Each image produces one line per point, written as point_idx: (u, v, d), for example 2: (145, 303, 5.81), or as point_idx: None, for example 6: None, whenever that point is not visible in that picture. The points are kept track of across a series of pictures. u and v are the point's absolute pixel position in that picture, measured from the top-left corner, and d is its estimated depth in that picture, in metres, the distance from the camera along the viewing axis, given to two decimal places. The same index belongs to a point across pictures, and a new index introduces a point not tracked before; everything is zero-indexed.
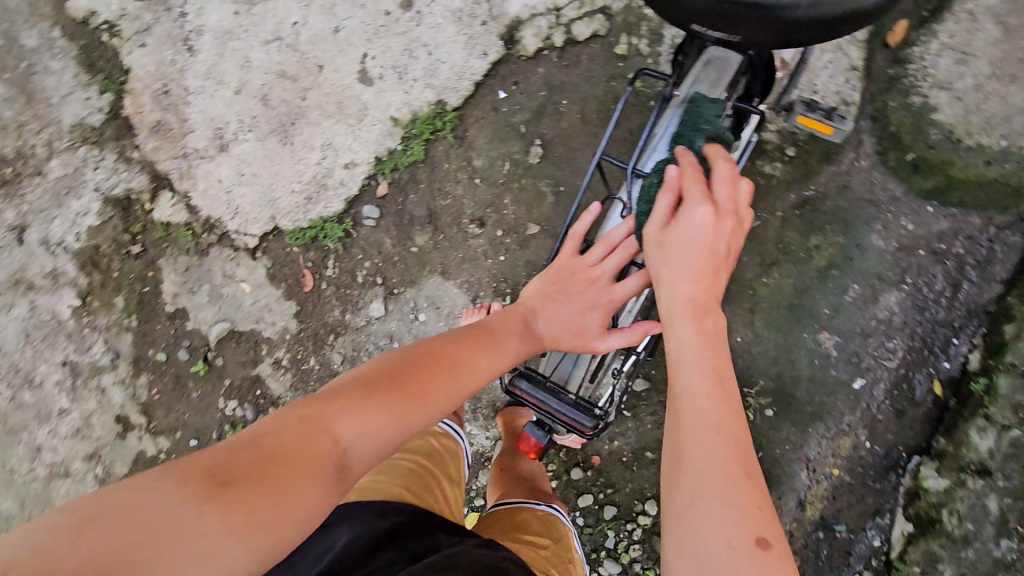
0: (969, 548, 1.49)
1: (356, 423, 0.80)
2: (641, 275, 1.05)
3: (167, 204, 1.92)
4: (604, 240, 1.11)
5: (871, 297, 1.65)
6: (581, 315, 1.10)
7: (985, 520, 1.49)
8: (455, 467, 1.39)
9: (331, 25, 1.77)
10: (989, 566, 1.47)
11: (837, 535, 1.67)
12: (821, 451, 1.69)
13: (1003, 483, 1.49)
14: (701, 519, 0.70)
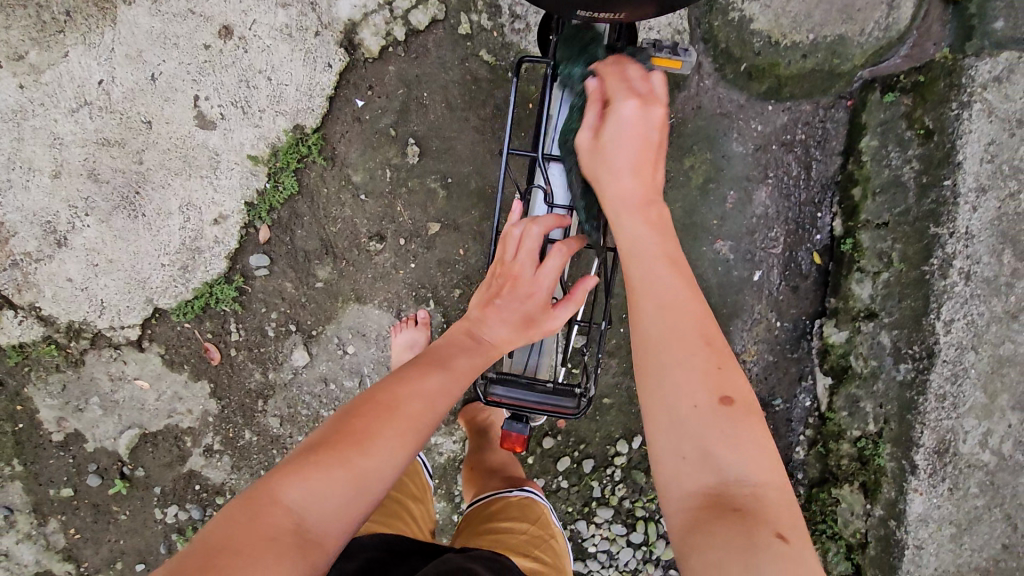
0: (879, 381, 1.74)
1: (323, 475, 0.74)
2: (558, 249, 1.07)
3: (10, 325, 1.64)
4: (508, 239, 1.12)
5: (747, 198, 1.84)
6: (522, 306, 1.09)
7: (884, 354, 1.73)
8: (415, 484, 1.44)
9: (145, 75, 1.57)
10: (897, 390, 1.71)
11: (777, 408, 1.90)
12: (746, 343, 1.90)
13: (888, 319, 1.72)
14: (675, 382, 0.78)
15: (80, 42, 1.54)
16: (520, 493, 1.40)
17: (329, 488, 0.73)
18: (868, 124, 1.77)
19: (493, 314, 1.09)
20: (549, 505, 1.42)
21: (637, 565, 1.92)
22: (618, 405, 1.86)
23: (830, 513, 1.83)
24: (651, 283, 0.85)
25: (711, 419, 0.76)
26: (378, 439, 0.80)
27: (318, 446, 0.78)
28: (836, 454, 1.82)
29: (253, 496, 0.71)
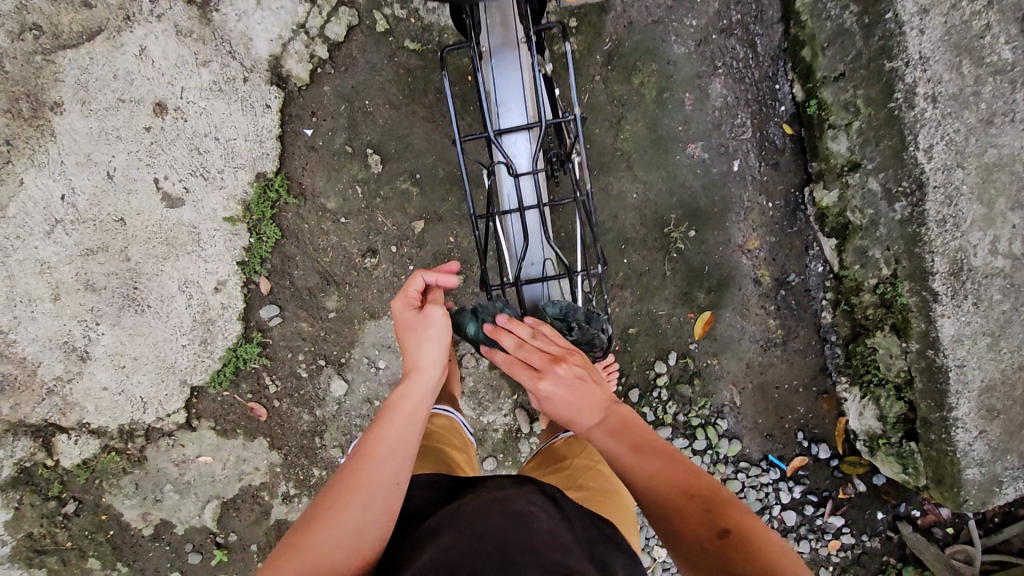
0: (880, 227, 1.77)
1: (317, 541, 0.81)
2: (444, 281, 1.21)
3: (68, 446, 1.72)
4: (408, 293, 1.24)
5: (703, 95, 1.85)
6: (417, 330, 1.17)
7: (877, 200, 1.75)
8: (456, 436, 1.44)
9: (100, 175, 1.59)
10: (898, 229, 1.74)
11: (793, 283, 2.00)
12: (746, 234, 1.96)
13: (871, 165, 1.74)
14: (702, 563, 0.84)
15: (31, 165, 1.56)
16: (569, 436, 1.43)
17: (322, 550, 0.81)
18: None
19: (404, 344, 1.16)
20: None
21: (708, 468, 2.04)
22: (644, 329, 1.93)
23: (872, 363, 1.93)
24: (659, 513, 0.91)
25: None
26: (354, 499, 0.88)
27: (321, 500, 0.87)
28: (860, 307, 1.90)
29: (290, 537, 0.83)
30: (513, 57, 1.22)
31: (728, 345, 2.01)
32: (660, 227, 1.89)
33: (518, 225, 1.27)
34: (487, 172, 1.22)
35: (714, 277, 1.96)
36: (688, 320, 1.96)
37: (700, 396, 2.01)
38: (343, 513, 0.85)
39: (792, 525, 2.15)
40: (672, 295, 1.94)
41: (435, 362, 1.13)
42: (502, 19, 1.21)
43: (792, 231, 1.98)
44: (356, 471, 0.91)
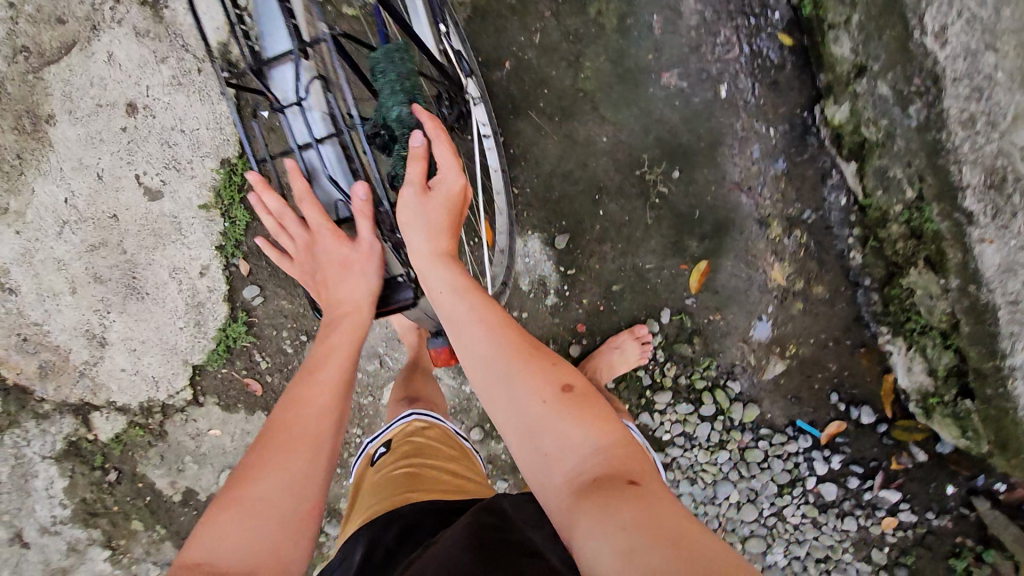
0: (897, 139, 1.45)
1: (269, 486, 0.81)
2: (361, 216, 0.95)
3: (103, 422, 1.94)
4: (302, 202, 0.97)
5: (674, 15, 1.64)
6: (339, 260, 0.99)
7: (889, 106, 1.44)
8: (449, 445, 1.35)
9: (92, 176, 1.76)
10: (917, 137, 1.41)
11: (810, 221, 1.73)
12: (743, 169, 1.71)
13: (877, 66, 1.43)
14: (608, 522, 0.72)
15: (38, 174, 1.76)
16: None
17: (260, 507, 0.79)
18: None
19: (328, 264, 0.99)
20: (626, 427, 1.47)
21: (721, 437, 1.82)
22: (629, 285, 1.77)
23: (911, 308, 1.61)
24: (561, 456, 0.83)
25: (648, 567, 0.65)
26: (299, 448, 0.85)
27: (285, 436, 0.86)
28: (889, 241, 1.58)
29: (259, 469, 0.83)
30: None
31: (734, 298, 1.77)
32: (635, 171, 1.71)
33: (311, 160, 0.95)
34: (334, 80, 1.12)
35: (709, 222, 1.74)
36: (682, 272, 1.76)
37: (704, 355, 1.80)
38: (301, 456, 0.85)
39: (833, 500, 1.85)
40: (659, 246, 1.75)
41: (366, 299, 0.99)
42: None
43: (802, 158, 1.70)
44: (306, 409, 0.88)
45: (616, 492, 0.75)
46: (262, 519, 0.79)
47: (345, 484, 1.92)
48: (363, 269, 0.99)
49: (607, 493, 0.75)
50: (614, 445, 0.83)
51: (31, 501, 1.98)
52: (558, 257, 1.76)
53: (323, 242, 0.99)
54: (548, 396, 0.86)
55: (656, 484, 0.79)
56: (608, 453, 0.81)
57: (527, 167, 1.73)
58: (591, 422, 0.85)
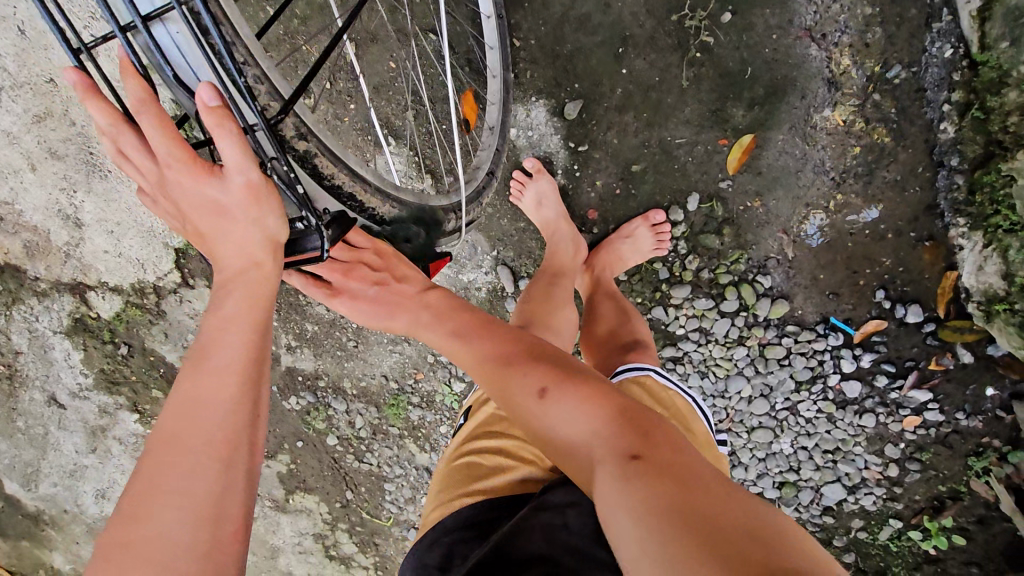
0: None
1: (163, 506, 0.62)
2: (221, 124, 0.62)
3: (101, 300, 1.91)
4: (118, 127, 0.63)
5: None
6: (205, 209, 0.68)
7: None
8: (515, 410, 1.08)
9: (14, 31, 1.48)
10: None
11: (896, 81, 1.34)
12: (819, 9, 1.32)
13: None
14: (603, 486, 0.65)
15: None
16: (617, 380, 1.10)
17: (156, 544, 0.60)
18: None
19: (191, 211, 0.68)
20: (653, 373, 1.10)
21: (741, 333, 1.65)
22: (654, 163, 1.47)
23: (1005, 201, 1.32)
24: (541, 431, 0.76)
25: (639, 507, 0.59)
26: (202, 450, 0.65)
27: (177, 441, 0.65)
28: (1000, 114, 1.26)
29: (148, 490, 0.62)
30: None
31: (780, 181, 1.47)
32: (675, 16, 1.34)
33: (177, 54, 0.65)
34: None
35: (761, 84, 1.37)
36: (719, 149, 1.44)
37: (733, 247, 1.56)
38: (205, 456, 0.64)
39: (854, 398, 1.68)
40: (695, 116, 1.41)
41: (260, 250, 0.71)
42: None
43: None
44: (201, 401, 0.67)
45: (614, 465, 0.65)
46: (162, 552, 0.60)
47: (347, 364, 1.91)
48: (253, 213, 0.69)
49: (600, 469, 0.66)
50: (612, 414, 0.72)
51: (54, 370, 2.04)
52: (567, 129, 1.46)
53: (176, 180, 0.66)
54: (534, 393, 0.79)
55: (661, 445, 0.67)
56: (600, 425, 0.71)
57: (533, 11, 1.39)
58: (582, 396, 0.75)
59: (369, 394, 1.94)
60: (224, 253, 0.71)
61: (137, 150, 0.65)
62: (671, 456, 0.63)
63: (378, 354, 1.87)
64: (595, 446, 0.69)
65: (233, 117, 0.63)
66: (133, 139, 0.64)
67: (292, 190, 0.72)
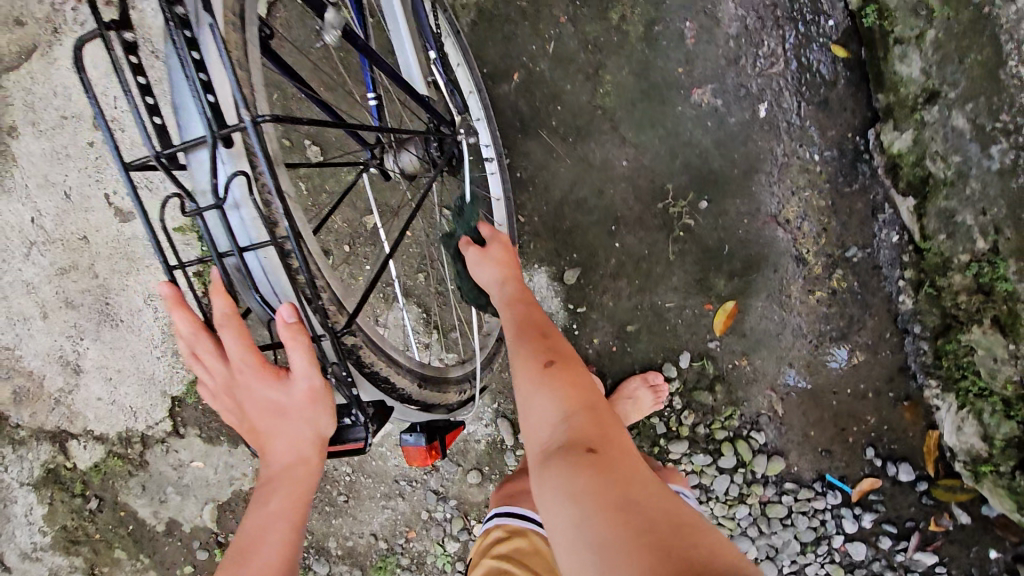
0: (971, 181, 1.29)
1: None
2: (294, 337, 0.70)
3: (81, 450, 1.83)
4: (197, 331, 0.71)
5: (711, 22, 1.40)
6: (264, 411, 0.74)
7: (965, 141, 1.28)
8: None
9: (60, 195, 1.61)
10: (998, 182, 1.27)
11: (855, 260, 1.51)
12: (782, 200, 1.49)
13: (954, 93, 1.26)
14: (552, 487, 0.79)
15: (3, 191, 1.61)
16: None
17: None
18: None
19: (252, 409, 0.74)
20: None
21: (741, 491, 1.65)
22: (647, 324, 1.59)
23: (969, 366, 1.43)
24: (530, 419, 0.93)
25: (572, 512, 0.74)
26: None
27: None
28: (950, 293, 1.41)
29: None
30: None
31: (763, 342, 1.59)
32: (658, 203, 1.51)
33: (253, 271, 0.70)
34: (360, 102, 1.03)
35: (738, 258, 1.54)
36: (705, 313, 1.57)
37: (726, 403, 1.62)
38: None
39: (861, 561, 1.63)
40: (682, 284, 1.56)
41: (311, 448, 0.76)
42: None
43: (851, 189, 1.47)
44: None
45: (583, 462, 0.79)
46: None
47: (334, 522, 1.81)
48: (310, 414, 0.74)
49: (568, 463, 0.80)
50: (601, 425, 0.87)
51: (10, 527, 1.89)
52: (566, 293, 1.59)
53: (247, 383, 0.72)
54: (534, 373, 0.95)
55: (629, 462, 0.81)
56: (591, 429, 0.85)
57: (536, 194, 1.54)
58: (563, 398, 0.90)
59: (355, 555, 1.81)
60: (276, 453, 0.76)
61: (211, 352, 0.72)
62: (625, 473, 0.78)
63: (369, 510, 1.79)
64: (573, 441, 0.83)
65: (306, 331, 0.70)
66: (211, 346, 0.72)
67: (347, 390, 0.77)
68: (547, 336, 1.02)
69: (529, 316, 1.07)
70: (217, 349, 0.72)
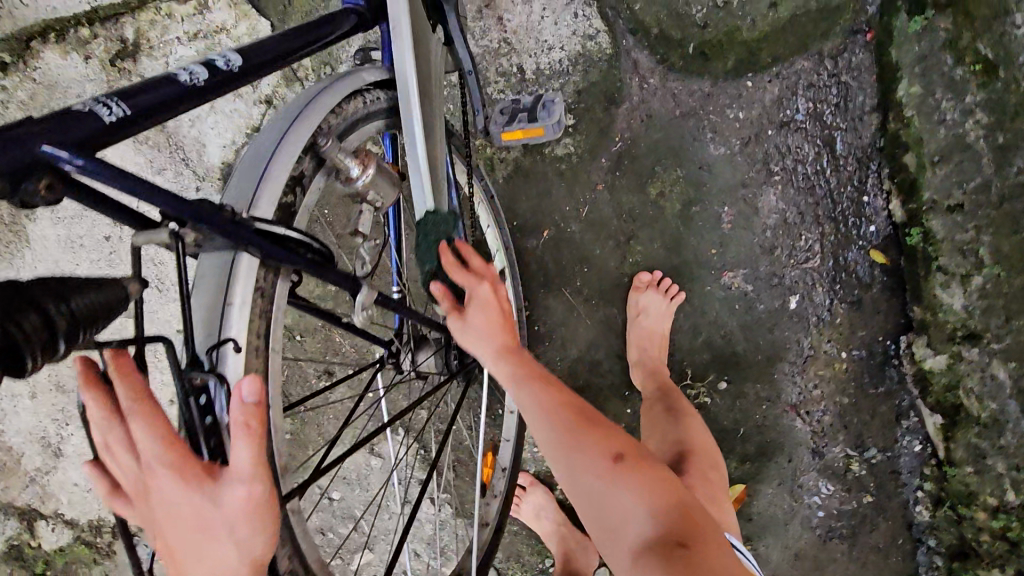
0: (1007, 432, 1.23)
1: None
2: (238, 425, 0.50)
3: (48, 531, 1.76)
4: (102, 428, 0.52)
5: (749, 211, 1.37)
6: (176, 529, 0.51)
7: (1003, 395, 1.21)
8: None
9: (69, 283, 1.59)
10: None
11: (874, 460, 1.43)
12: (803, 390, 1.44)
13: (999, 347, 1.19)
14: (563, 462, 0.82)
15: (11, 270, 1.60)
16: None
17: None
18: (901, 62, 1.21)
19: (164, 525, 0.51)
20: None
21: None
22: None
23: None
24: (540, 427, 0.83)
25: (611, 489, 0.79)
26: None
27: None
28: (973, 525, 1.33)
29: None
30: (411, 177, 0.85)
31: (769, 528, 1.51)
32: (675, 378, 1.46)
33: None
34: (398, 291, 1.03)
35: (752, 441, 1.47)
36: None
37: None
38: None
39: None
40: None
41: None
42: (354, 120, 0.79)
43: (875, 389, 1.41)
44: None
45: (689, 572, 0.70)
46: None
47: None
48: (247, 529, 0.52)
49: (670, 572, 0.71)
50: (614, 441, 0.81)
51: None
52: None
53: (161, 493, 0.50)
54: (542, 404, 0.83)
55: (716, 550, 0.75)
56: (665, 517, 0.77)
57: (552, 347, 1.47)
58: (544, 404, 0.83)
59: None
60: None
61: (120, 448, 0.52)
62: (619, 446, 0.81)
63: None
64: (659, 538, 0.75)
65: (264, 417, 0.51)
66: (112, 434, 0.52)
67: None
68: (597, 429, 0.82)
69: (559, 409, 0.82)
70: (127, 441, 0.52)
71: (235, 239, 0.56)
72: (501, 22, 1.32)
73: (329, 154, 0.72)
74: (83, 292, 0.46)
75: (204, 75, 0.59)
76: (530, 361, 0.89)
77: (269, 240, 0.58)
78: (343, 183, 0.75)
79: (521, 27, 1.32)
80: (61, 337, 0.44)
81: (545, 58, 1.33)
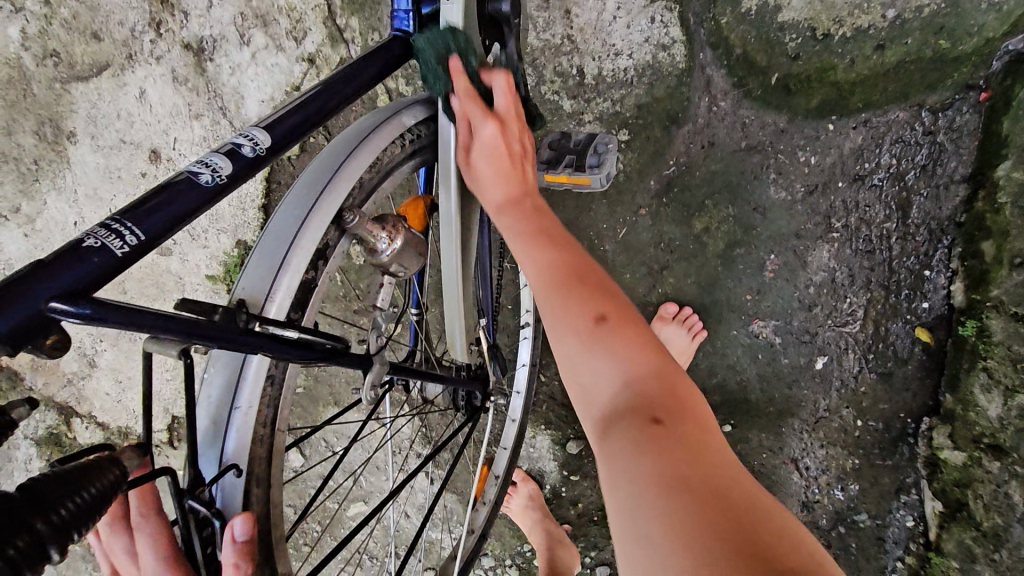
0: (1002, 548, 1.14)
1: None
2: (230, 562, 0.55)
3: (83, 428, 1.77)
4: (118, 544, 0.60)
5: (797, 262, 1.28)
6: None
7: (1013, 515, 1.13)
8: None
9: (106, 212, 1.53)
10: None
11: (862, 526, 1.35)
12: (806, 447, 1.36)
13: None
14: (592, 370, 0.62)
15: (53, 188, 1.52)
16: None
17: None
18: (1011, 139, 1.08)
19: None
20: None
21: None
22: None
23: None
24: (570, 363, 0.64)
25: (634, 441, 0.54)
26: None
27: None
28: None
29: None
30: (446, 222, 0.78)
31: None
32: None
33: None
34: (415, 313, 0.94)
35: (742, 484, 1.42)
36: None
37: None
38: None
39: None
40: None
41: None
42: (389, 163, 0.73)
43: (884, 461, 1.32)
44: None
45: (656, 449, 0.52)
46: None
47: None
48: None
49: (630, 442, 0.54)
50: (655, 383, 0.59)
51: None
52: (564, 458, 1.51)
53: None
54: (579, 326, 0.64)
55: (705, 434, 0.56)
56: (642, 387, 0.59)
57: None
58: (586, 343, 0.63)
59: None
60: None
61: (127, 559, 0.60)
62: (680, 388, 0.59)
63: None
64: (631, 404, 0.57)
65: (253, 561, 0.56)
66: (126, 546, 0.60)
67: None
68: (656, 378, 0.59)
69: (560, 269, 0.69)
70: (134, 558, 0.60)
71: (251, 348, 0.54)
72: (570, 17, 1.22)
73: (357, 230, 0.67)
74: (76, 488, 0.44)
75: (227, 173, 0.56)
76: (540, 209, 0.79)
77: (286, 342, 0.56)
78: (369, 253, 0.70)
79: (589, 26, 1.21)
80: (50, 541, 0.41)
81: (610, 64, 1.24)
